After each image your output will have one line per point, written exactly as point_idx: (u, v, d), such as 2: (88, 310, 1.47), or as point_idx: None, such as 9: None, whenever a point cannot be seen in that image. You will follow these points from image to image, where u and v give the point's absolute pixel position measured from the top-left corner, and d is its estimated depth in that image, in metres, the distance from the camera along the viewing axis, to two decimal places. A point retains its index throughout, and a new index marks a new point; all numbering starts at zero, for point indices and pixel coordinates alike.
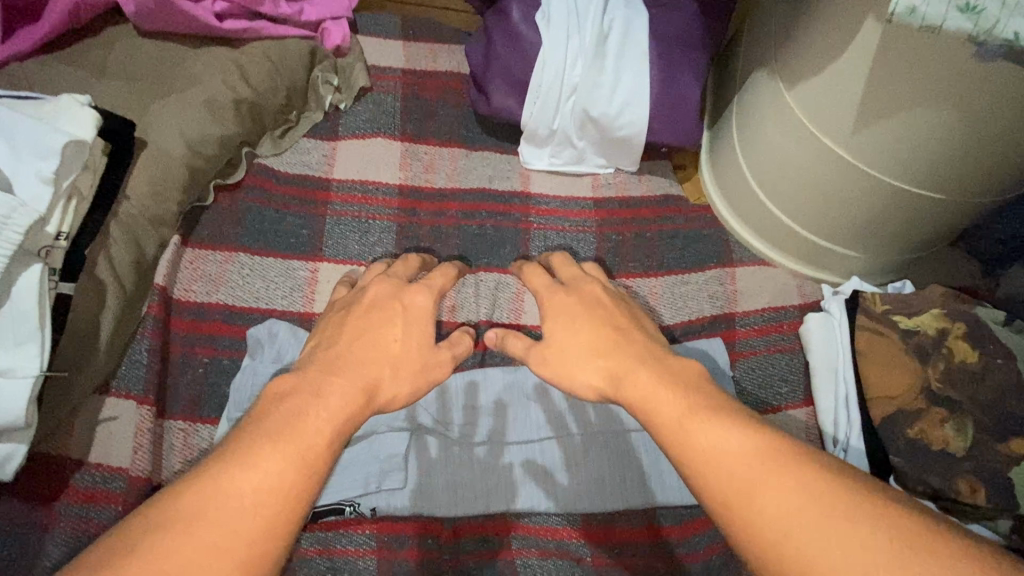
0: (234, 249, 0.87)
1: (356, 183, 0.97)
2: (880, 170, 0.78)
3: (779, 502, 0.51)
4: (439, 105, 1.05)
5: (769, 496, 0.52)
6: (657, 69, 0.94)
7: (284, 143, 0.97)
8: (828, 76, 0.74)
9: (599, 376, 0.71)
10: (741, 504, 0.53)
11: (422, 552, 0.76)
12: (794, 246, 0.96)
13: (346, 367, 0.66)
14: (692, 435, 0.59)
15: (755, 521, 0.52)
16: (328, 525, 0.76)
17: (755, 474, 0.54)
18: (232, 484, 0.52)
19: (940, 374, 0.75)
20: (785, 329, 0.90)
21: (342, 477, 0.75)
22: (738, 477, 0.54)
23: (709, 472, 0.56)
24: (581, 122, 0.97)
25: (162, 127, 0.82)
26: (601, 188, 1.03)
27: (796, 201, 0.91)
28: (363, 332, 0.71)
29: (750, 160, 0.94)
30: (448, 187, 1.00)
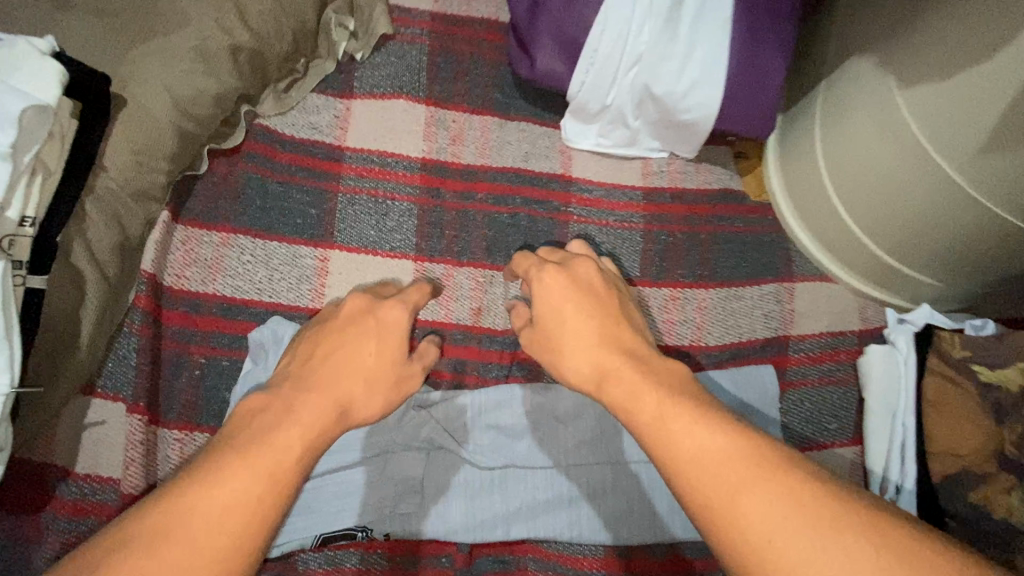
0: (233, 231, 0.76)
1: (373, 154, 0.84)
2: (994, 200, 0.66)
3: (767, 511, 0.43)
4: (472, 61, 0.89)
5: (756, 504, 0.43)
6: (738, 42, 0.79)
7: (290, 100, 0.83)
8: (964, 80, 0.61)
9: (587, 377, 0.62)
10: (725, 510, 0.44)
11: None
12: (862, 262, 0.85)
13: (321, 385, 0.58)
14: (674, 433, 0.50)
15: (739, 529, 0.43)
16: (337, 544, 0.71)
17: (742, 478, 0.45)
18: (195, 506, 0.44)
19: (1017, 437, 0.67)
20: (841, 359, 0.82)
21: (354, 500, 0.70)
22: (723, 481, 0.45)
23: (694, 480, 0.47)
24: (640, 100, 0.82)
25: (144, 80, 0.68)
26: (651, 176, 0.90)
27: (876, 216, 0.79)
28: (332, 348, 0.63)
29: (830, 162, 0.81)
30: (477, 163, 0.87)
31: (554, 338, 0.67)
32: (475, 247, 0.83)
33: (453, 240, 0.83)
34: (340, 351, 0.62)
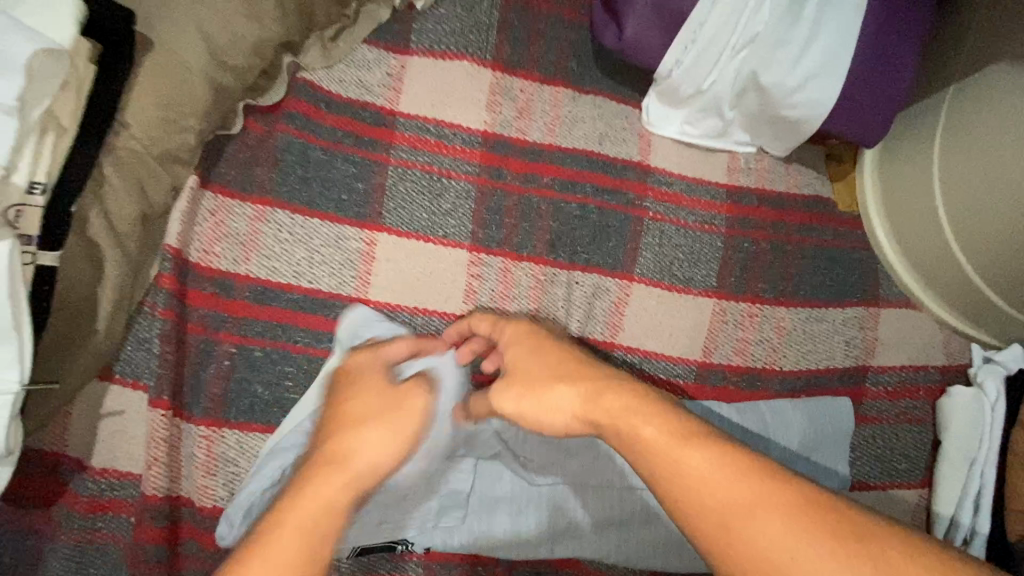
0: (269, 201, 0.67)
1: (429, 123, 0.73)
2: None
3: (776, 535, 0.36)
4: (548, 19, 0.77)
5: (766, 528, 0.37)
6: (864, 32, 0.68)
7: (338, 52, 0.71)
8: None
9: (570, 413, 0.51)
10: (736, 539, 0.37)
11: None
12: (958, 295, 0.76)
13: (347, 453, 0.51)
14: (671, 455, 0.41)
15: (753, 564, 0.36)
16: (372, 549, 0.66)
17: (745, 500, 0.38)
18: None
19: None
20: (920, 396, 0.76)
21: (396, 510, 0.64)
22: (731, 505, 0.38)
23: (695, 506, 0.39)
24: (740, 88, 0.71)
25: (173, 19, 0.56)
26: (737, 174, 0.80)
27: (990, 251, 0.69)
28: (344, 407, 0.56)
29: (952, 174, 0.70)
30: (544, 143, 0.76)
31: (527, 378, 0.55)
32: (537, 240, 0.74)
33: (513, 231, 0.74)
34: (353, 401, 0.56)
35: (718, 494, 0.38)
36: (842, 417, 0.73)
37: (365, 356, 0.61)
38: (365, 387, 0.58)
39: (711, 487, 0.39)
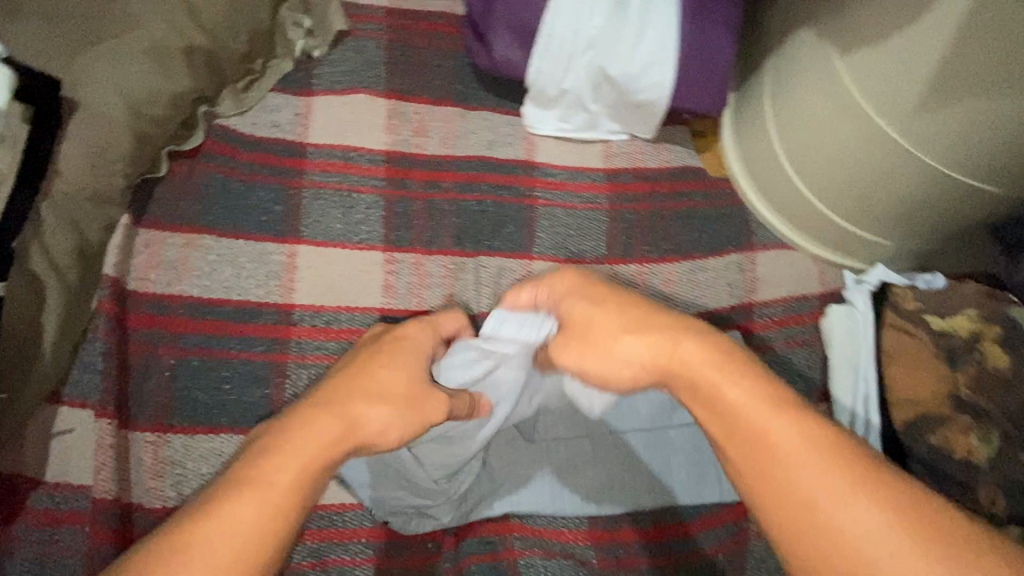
0: (196, 230, 0.76)
1: (336, 149, 0.84)
2: (933, 158, 0.71)
3: (851, 517, 0.43)
4: (430, 52, 0.90)
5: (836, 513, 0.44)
6: (686, 22, 0.81)
7: (249, 100, 0.83)
8: (890, 49, 0.65)
9: (644, 358, 0.55)
10: (803, 519, 0.45)
11: (425, 562, 0.74)
12: (819, 228, 0.89)
13: (343, 402, 0.59)
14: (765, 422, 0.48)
15: (819, 532, 0.44)
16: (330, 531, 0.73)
17: (822, 482, 0.45)
18: (219, 522, 0.46)
19: (969, 379, 0.71)
20: (804, 321, 0.85)
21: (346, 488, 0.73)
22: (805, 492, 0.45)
23: (778, 490, 0.46)
24: (595, 83, 0.84)
25: (95, 84, 0.67)
26: (613, 158, 0.92)
27: (830, 185, 0.83)
28: (380, 360, 0.65)
29: (784, 134, 0.84)
30: (441, 154, 0.88)
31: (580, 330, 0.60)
32: (445, 235, 0.84)
33: (422, 231, 0.83)
34: (374, 370, 0.64)
35: (816, 472, 0.45)
36: None
37: (419, 333, 0.71)
38: (402, 358, 0.67)
39: (805, 460, 0.46)
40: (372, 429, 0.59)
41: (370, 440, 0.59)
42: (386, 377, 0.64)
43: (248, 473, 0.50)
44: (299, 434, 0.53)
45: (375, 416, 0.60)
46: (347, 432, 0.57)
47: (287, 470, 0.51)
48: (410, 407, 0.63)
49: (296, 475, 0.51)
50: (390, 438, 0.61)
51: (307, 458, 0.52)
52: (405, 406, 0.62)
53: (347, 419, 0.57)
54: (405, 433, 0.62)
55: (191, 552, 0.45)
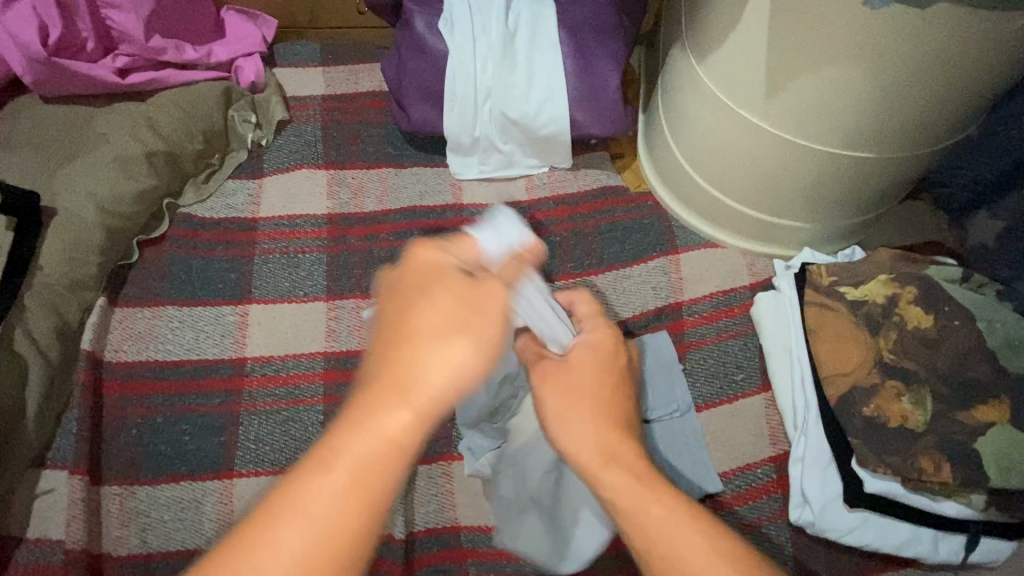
0: (163, 303, 0.87)
1: (283, 219, 0.95)
2: (805, 137, 0.74)
3: None
4: (363, 126, 1.03)
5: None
6: (571, 60, 0.90)
7: (208, 189, 0.96)
8: (731, 44, 0.71)
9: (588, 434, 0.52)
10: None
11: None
12: (738, 223, 0.91)
13: (404, 382, 0.43)
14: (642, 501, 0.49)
15: None
16: None
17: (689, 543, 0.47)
18: (277, 531, 0.39)
19: (892, 343, 0.70)
20: (735, 313, 0.86)
21: None
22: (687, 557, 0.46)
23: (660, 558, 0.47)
24: (502, 125, 0.94)
25: (72, 193, 0.82)
26: (535, 190, 0.99)
27: (731, 180, 0.86)
28: (425, 299, 0.46)
29: (681, 142, 0.89)
30: (377, 210, 0.97)
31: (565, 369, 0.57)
32: None
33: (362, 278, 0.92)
34: (410, 316, 0.45)
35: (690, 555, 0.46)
36: (665, 347, 0.83)
37: (491, 284, 0.47)
38: (487, 321, 0.45)
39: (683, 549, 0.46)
40: (434, 393, 0.43)
41: (437, 394, 0.43)
42: (463, 356, 0.44)
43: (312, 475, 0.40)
44: (359, 421, 0.42)
45: (456, 366, 0.43)
46: (411, 425, 0.42)
47: (332, 486, 0.40)
48: (480, 323, 0.45)
49: (362, 509, 0.40)
50: (455, 380, 0.44)
51: (384, 467, 0.41)
52: (486, 348, 0.45)
53: (425, 407, 0.43)
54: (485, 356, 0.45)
55: (275, 534, 0.39)
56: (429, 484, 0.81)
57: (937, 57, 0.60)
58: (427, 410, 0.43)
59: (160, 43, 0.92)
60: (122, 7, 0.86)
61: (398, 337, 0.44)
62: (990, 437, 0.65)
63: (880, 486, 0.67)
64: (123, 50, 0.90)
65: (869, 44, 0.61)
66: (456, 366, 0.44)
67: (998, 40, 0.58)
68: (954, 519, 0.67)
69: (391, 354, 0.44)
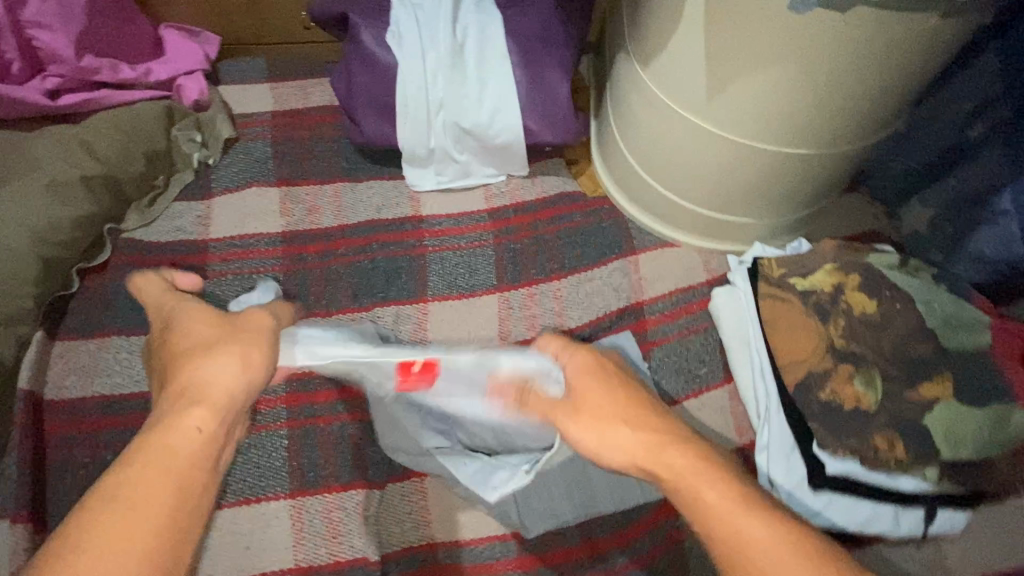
0: (108, 333, 0.82)
1: (236, 240, 0.93)
2: (747, 136, 0.77)
3: None
4: (315, 141, 1.01)
5: None
6: (521, 70, 0.91)
7: (153, 213, 0.92)
8: (672, 51, 0.74)
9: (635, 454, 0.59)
10: None
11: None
12: (690, 222, 0.93)
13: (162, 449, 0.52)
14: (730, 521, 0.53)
15: None
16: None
17: None
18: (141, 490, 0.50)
19: (842, 329, 0.73)
20: (694, 309, 0.88)
21: (266, 546, 0.73)
22: None
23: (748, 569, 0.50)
24: (456, 136, 0.94)
25: (3, 223, 0.78)
26: (494, 199, 0.99)
27: (680, 180, 0.89)
28: (194, 361, 0.60)
29: (631, 145, 0.91)
30: (334, 226, 0.96)
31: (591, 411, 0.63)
32: (343, 295, 0.90)
33: (321, 296, 0.90)
34: (178, 368, 0.60)
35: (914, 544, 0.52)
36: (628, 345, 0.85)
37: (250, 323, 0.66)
38: (225, 356, 0.60)
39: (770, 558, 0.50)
40: (215, 395, 0.58)
41: (230, 395, 0.59)
42: (227, 363, 0.60)
43: (134, 471, 0.51)
44: (167, 432, 0.54)
45: (215, 371, 0.59)
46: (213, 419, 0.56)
47: (141, 492, 0.49)
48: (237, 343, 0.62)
49: (177, 470, 0.52)
50: (238, 383, 0.59)
51: (183, 461, 0.52)
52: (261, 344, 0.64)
53: (221, 398, 0.58)
54: (261, 361, 0.62)
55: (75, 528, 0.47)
56: (402, 502, 0.78)
57: (863, 57, 0.64)
58: (183, 438, 0.54)
59: (93, 62, 0.88)
60: (51, 26, 0.82)
61: (179, 388, 0.58)
62: (937, 411, 0.68)
63: (842, 468, 0.70)
64: (52, 71, 0.86)
65: (801, 45, 0.64)
66: (229, 369, 0.60)
67: (917, 39, 0.62)
68: (912, 494, 0.70)
69: (190, 392, 0.57)
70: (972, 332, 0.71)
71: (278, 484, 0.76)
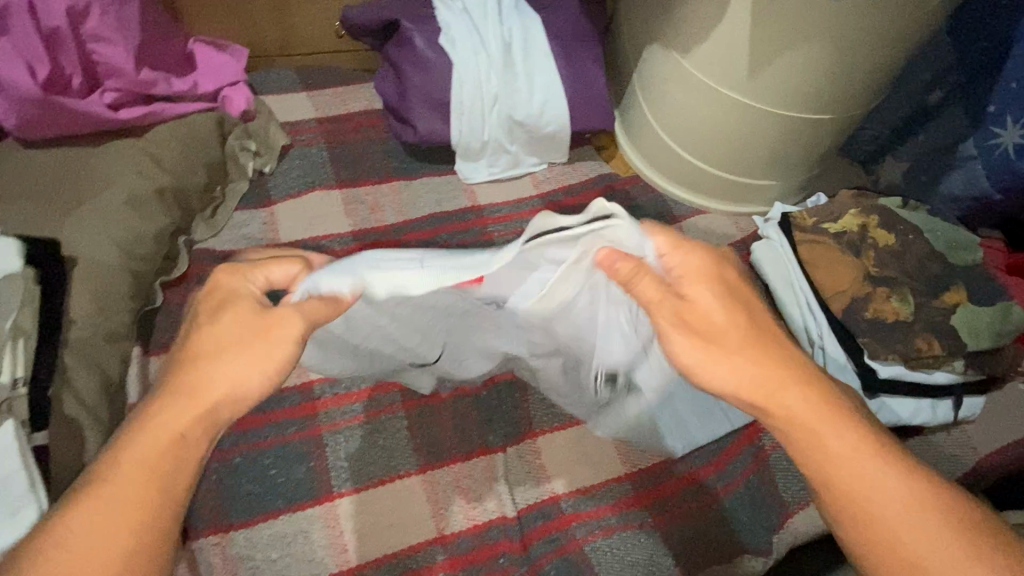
0: None
1: (308, 242, 0.94)
2: (779, 107, 0.91)
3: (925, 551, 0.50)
4: (365, 143, 1.04)
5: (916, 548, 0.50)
6: (563, 65, 1.01)
7: (218, 222, 0.92)
8: (716, 37, 0.86)
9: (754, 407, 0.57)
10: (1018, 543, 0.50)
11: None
12: (721, 190, 1.07)
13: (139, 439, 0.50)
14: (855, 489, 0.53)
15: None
16: (411, 546, 0.76)
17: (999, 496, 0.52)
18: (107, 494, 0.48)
19: (873, 260, 0.89)
20: (737, 263, 1.01)
21: (407, 520, 0.77)
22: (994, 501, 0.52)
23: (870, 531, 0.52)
24: (508, 128, 1.02)
25: (88, 241, 0.76)
26: (542, 185, 1.07)
27: (715, 152, 1.02)
28: (205, 355, 0.54)
29: (666, 126, 1.03)
30: (400, 221, 0.99)
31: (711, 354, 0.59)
32: None
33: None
34: (225, 358, 0.53)
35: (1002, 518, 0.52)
36: None
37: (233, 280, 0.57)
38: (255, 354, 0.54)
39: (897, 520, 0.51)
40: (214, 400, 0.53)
41: (225, 398, 0.53)
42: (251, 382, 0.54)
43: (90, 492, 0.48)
44: (167, 409, 0.51)
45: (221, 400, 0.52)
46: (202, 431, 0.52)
47: (119, 483, 0.48)
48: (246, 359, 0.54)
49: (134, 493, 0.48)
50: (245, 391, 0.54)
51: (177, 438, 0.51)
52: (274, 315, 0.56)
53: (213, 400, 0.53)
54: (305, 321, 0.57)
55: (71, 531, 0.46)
56: (521, 463, 0.84)
57: (879, 34, 0.79)
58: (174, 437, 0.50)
59: (149, 75, 0.87)
60: (111, 39, 0.81)
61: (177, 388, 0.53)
62: (958, 314, 0.85)
63: (890, 371, 0.85)
64: (110, 86, 0.85)
65: (835, 26, 0.78)
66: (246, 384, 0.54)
67: (919, 17, 0.78)
68: (945, 386, 0.86)
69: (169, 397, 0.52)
70: (969, 252, 0.89)
71: (405, 462, 0.80)
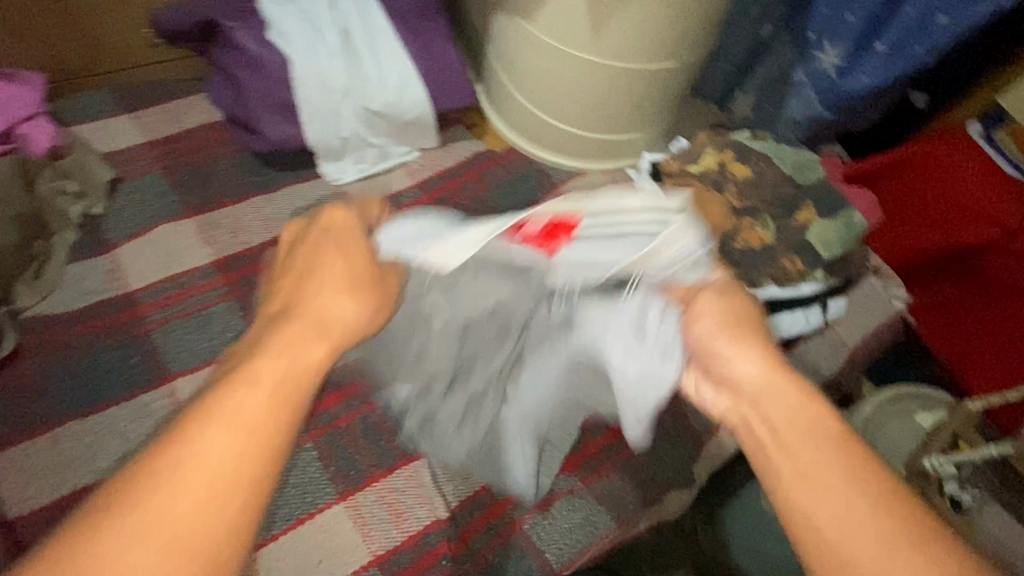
0: (58, 424, 0.72)
1: (165, 283, 0.84)
2: (628, 59, 0.93)
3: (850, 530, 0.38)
4: (211, 161, 0.94)
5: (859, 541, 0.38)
6: (410, 44, 0.96)
7: (46, 283, 0.80)
8: None
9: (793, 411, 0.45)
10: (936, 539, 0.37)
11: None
12: (592, 148, 1.08)
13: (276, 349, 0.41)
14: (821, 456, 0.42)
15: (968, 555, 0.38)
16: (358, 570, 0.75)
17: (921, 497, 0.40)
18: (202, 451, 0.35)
19: (735, 193, 0.95)
20: None
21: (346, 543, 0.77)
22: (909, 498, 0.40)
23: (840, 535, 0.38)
24: (367, 120, 0.96)
25: None
26: (418, 172, 1.02)
27: (579, 113, 1.02)
28: (230, 381, 0.38)
29: (527, 93, 1.03)
30: (267, 240, 0.90)
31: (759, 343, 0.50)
32: None
33: None
34: (321, 265, 0.46)
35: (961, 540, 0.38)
36: None
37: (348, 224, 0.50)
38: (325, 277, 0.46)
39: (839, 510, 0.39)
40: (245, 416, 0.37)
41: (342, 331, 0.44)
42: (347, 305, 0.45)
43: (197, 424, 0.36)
44: (283, 337, 0.41)
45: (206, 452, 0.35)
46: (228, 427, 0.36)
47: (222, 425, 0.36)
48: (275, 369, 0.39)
49: (223, 448, 0.35)
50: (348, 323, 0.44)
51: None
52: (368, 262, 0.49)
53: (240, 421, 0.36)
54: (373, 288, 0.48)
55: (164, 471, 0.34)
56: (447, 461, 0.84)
57: None
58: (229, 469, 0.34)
59: None
60: None
61: (136, 481, 0.34)
62: (812, 228, 0.93)
63: (768, 292, 0.92)
64: None
65: None
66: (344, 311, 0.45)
67: None
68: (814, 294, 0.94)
69: (135, 494, 0.33)
70: (814, 172, 0.97)
71: (328, 491, 0.80)
